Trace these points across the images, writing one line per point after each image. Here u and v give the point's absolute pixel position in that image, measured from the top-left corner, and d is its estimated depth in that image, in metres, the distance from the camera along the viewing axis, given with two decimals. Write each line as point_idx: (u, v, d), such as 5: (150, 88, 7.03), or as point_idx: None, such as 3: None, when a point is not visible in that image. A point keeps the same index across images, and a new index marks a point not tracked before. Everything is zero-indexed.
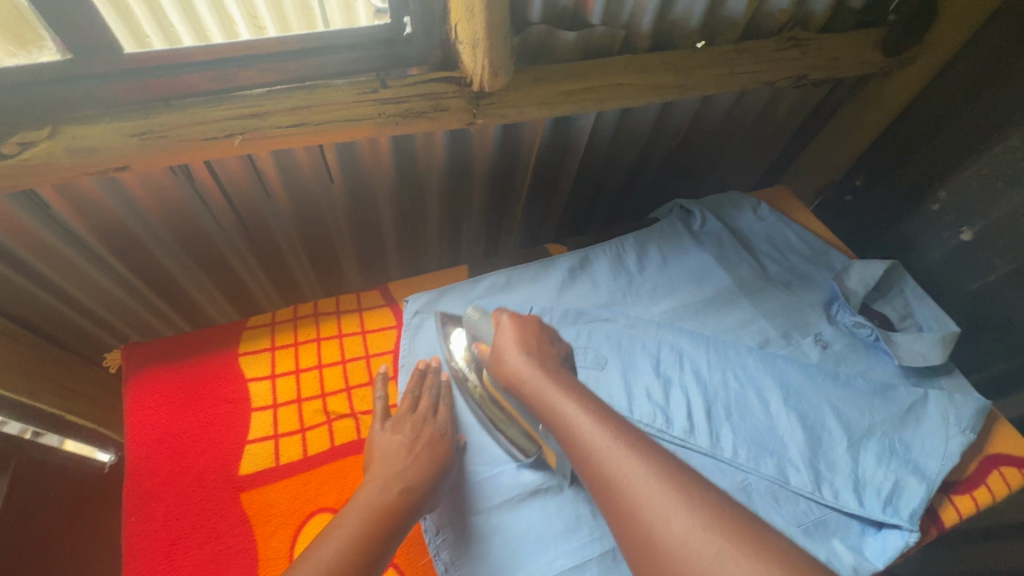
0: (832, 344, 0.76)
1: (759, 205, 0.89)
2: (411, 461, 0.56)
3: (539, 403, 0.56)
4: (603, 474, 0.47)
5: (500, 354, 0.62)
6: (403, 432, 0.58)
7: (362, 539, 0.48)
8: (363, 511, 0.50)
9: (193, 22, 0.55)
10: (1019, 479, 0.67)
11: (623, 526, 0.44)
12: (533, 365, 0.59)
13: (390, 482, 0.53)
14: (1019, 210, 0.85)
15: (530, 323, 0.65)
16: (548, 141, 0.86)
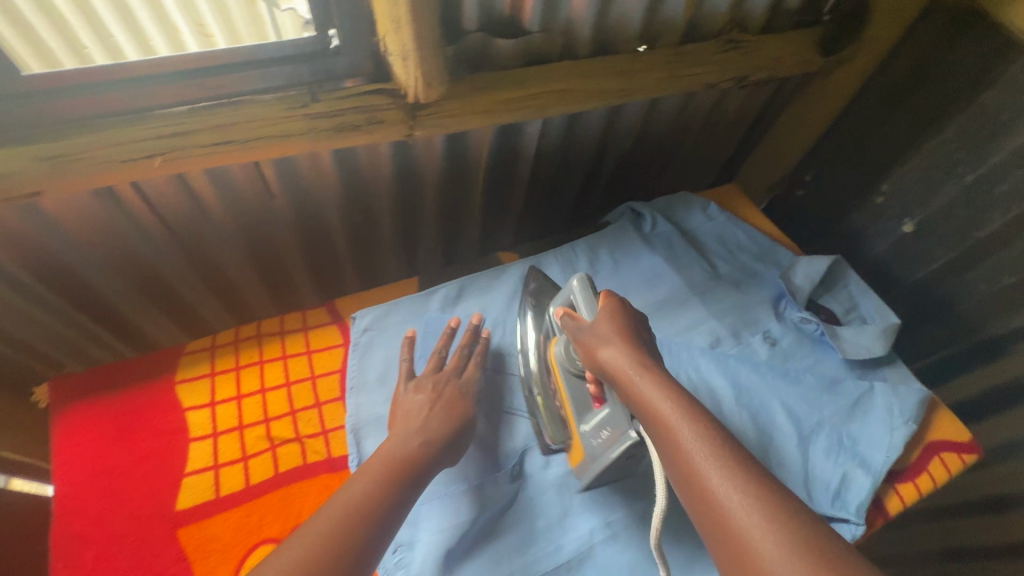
0: (780, 341, 0.77)
1: (708, 205, 0.90)
2: (431, 419, 0.57)
3: (635, 397, 0.50)
4: (710, 493, 0.42)
5: (595, 338, 0.55)
6: (425, 392, 0.60)
7: (376, 491, 0.49)
8: (381, 461, 0.52)
9: (135, 32, 0.53)
10: (959, 464, 0.70)
11: (728, 553, 0.40)
12: (637, 357, 0.52)
13: (410, 433, 0.55)
14: (955, 201, 0.88)
15: (630, 309, 0.58)
16: (498, 149, 0.85)
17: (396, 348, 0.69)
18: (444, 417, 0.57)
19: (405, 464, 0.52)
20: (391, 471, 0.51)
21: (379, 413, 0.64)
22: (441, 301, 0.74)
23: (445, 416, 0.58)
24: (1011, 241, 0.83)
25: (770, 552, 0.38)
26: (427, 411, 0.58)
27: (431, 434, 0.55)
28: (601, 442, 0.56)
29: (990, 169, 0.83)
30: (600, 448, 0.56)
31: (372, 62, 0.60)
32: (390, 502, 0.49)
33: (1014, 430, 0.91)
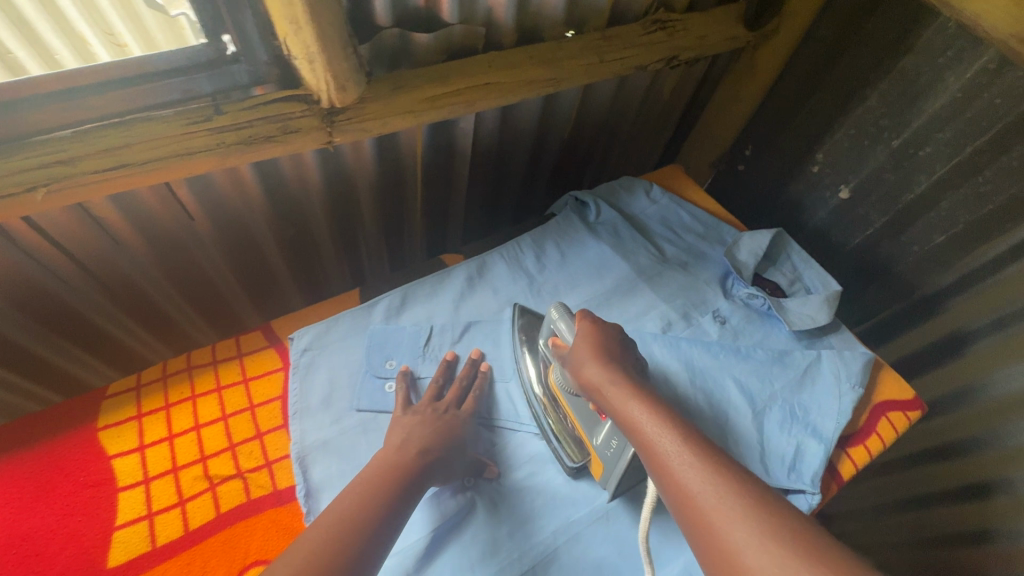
0: (730, 318, 0.78)
1: (651, 187, 0.89)
2: (429, 432, 0.58)
3: (615, 412, 0.51)
4: (688, 493, 0.42)
5: (575, 360, 0.57)
6: (422, 412, 0.60)
7: (372, 499, 0.49)
8: (378, 466, 0.53)
9: (37, 47, 0.48)
10: (904, 422, 0.72)
11: (708, 550, 0.39)
12: (615, 372, 0.54)
13: (408, 445, 0.55)
14: (885, 165, 0.91)
15: (610, 328, 0.60)
16: (432, 147, 0.82)
17: (340, 366, 0.66)
18: (436, 425, 0.59)
19: (404, 466, 0.53)
20: (391, 475, 0.52)
21: (325, 437, 0.61)
22: (384, 312, 0.71)
23: (440, 425, 0.59)
24: (938, 200, 0.86)
25: (747, 543, 0.37)
26: (418, 424, 0.59)
27: (421, 441, 0.56)
28: (615, 452, 0.57)
29: (914, 132, 0.85)
30: (615, 458, 0.57)
31: (277, 69, 0.56)
32: (389, 507, 0.49)
33: (955, 381, 0.94)
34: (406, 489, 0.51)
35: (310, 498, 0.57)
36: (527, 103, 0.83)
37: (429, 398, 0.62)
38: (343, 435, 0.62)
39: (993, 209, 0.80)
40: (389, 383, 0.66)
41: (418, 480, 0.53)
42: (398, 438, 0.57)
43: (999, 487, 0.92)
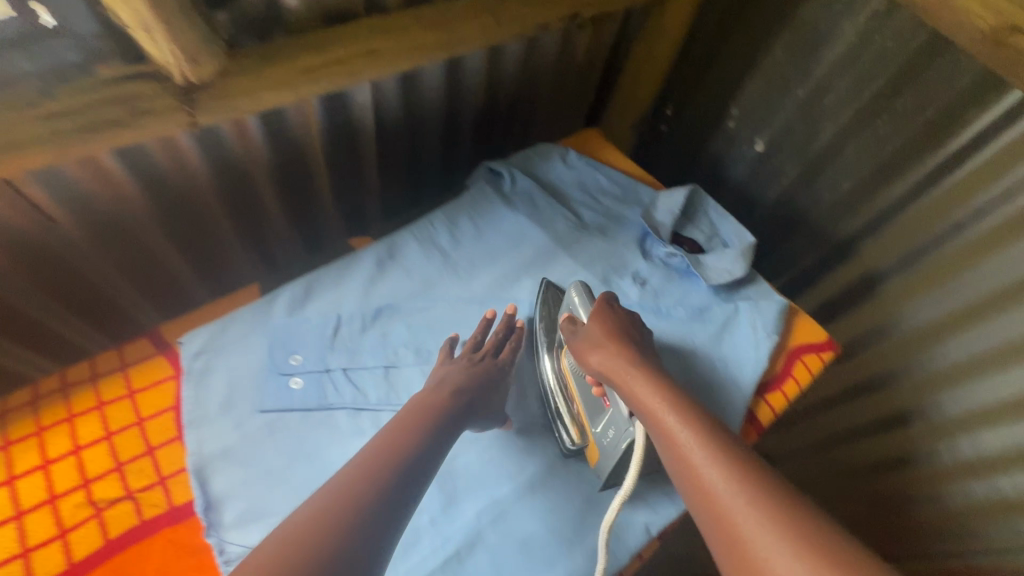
0: (649, 280, 0.78)
1: (566, 152, 0.87)
2: (467, 377, 0.59)
3: (631, 398, 0.53)
4: (702, 481, 0.43)
5: (589, 345, 0.59)
6: (459, 360, 0.61)
7: (389, 446, 0.49)
8: (403, 418, 0.53)
9: None
10: (818, 364, 0.74)
11: (720, 539, 0.41)
12: (629, 358, 0.56)
13: (441, 388, 0.57)
14: (794, 116, 0.92)
15: (625, 315, 0.62)
16: (332, 127, 0.77)
17: (239, 367, 0.62)
18: (469, 368, 0.60)
19: (433, 411, 0.54)
20: (421, 419, 0.53)
21: (225, 445, 0.57)
22: (286, 305, 0.66)
23: (478, 369, 0.60)
24: (843, 147, 0.88)
25: (756, 531, 0.39)
26: (449, 370, 0.60)
27: (455, 385, 0.57)
28: (611, 441, 0.57)
29: (816, 81, 0.86)
30: (610, 448, 0.57)
31: (113, 41, 0.50)
32: (419, 449, 0.50)
33: (869, 320, 0.95)
34: (441, 430, 0.53)
35: (210, 510, 0.53)
36: (428, 72, 0.79)
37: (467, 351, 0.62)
38: (246, 440, 0.58)
39: (892, 151, 0.82)
40: (295, 379, 0.62)
41: (453, 420, 0.55)
42: (429, 386, 0.58)
43: (914, 415, 0.91)
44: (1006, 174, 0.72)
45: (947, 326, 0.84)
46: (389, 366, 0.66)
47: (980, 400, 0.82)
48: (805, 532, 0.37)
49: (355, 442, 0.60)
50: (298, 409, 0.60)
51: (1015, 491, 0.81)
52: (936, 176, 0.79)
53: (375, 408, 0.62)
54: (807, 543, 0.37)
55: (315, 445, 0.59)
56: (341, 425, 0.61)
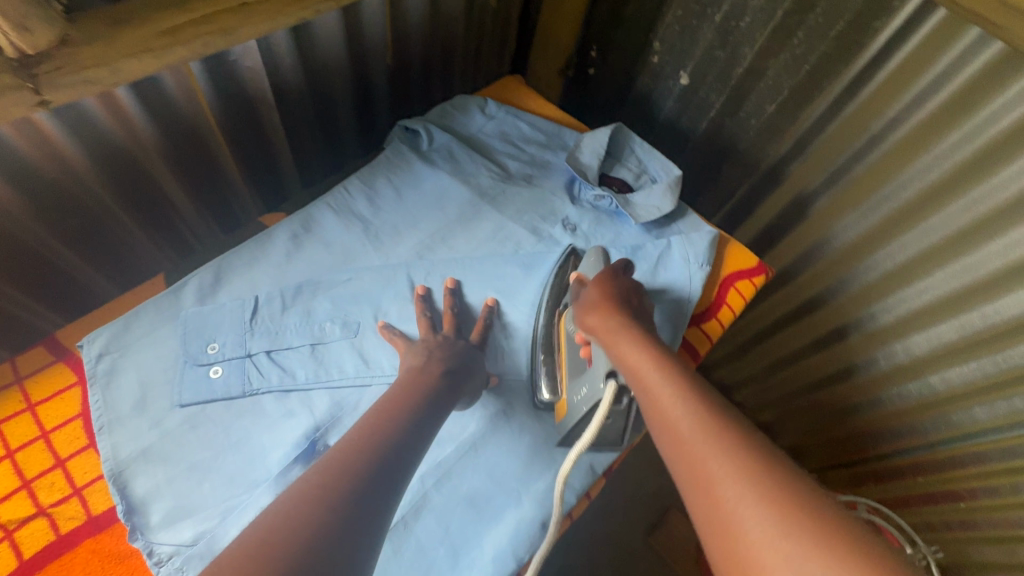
0: (580, 224, 0.76)
1: (485, 103, 0.84)
2: (438, 351, 0.58)
3: (614, 355, 0.51)
4: (680, 436, 0.41)
5: (583, 306, 0.58)
6: (442, 332, 0.61)
7: (379, 424, 0.46)
8: (395, 395, 0.50)
9: None
10: (751, 289, 0.75)
11: (696, 499, 0.38)
12: (619, 320, 0.53)
13: (433, 360, 0.56)
14: (714, 43, 0.90)
15: (624, 280, 0.60)
16: (222, 95, 0.70)
17: (149, 363, 0.58)
18: (452, 349, 0.59)
19: (422, 385, 0.52)
20: (409, 394, 0.50)
21: (143, 445, 0.54)
22: (195, 293, 0.62)
23: (456, 348, 0.60)
24: (763, 70, 0.87)
25: (733, 492, 0.36)
26: (437, 346, 0.59)
27: (439, 364, 0.56)
28: (579, 400, 0.56)
29: (731, 3, 0.85)
30: (578, 406, 0.56)
31: None
32: (410, 425, 0.47)
33: (804, 241, 0.96)
34: (431, 405, 0.50)
35: (131, 513, 0.51)
36: (322, 24, 0.73)
37: (428, 330, 0.61)
38: (165, 439, 0.55)
39: (810, 69, 0.82)
40: (214, 368, 0.58)
41: (444, 395, 0.52)
42: (416, 361, 0.56)
43: (852, 328, 0.94)
44: (917, 80, 0.73)
45: (875, 238, 0.86)
46: (316, 343, 0.62)
47: (909, 305, 0.84)
48: (779, 495, 0.35)
49: (284, 424, 0.57)
50: (220, 398, 0.57)
51: (944, 385, 0.85)
52: (853, 90, 0.79)
53: (304, 388, 0.59)
54: (783, 506, 0.34)
55: (241, 433, 0.56)
56: (269, 410, 0.58)
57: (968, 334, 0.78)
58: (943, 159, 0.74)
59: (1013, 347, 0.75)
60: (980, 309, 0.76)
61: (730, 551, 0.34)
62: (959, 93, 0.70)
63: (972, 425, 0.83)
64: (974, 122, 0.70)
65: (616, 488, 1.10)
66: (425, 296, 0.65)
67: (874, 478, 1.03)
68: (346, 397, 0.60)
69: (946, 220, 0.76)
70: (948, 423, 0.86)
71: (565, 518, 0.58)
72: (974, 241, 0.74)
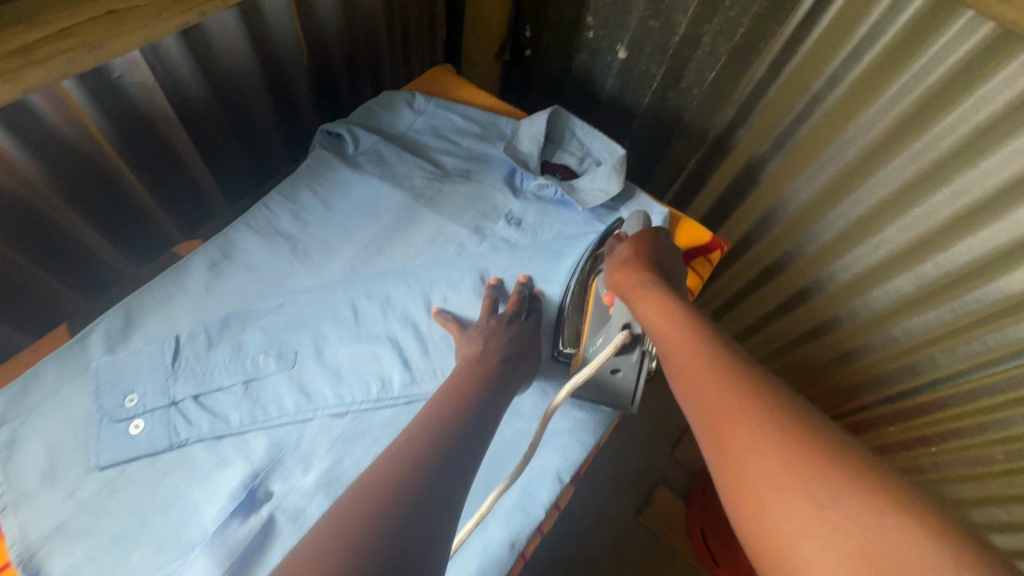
0: (525, 217, 0.72)
1: (413, 97, 0.78)
2: (506, 334, 0.57)
3: (639, 310, 0.50)
4: (707, 380, 0.40)
5: (615, 259, 0.58)
6: (494, 317, 0.59)
7: (445, 406, 0.46)
8: (464, 370, 0.51)
9: None
10: (708, 267, 0.72)
11: (711, 437, 0.37)
12: (648, 276, 0.53)
13: (495, 346, 0.55)
14: (646, 13, 0.87)
15: (659, 244, 0.58)
16: (114, 115, 0.63)
17: (56, 428, 0.51)
18: (508, 334, 0.57)
19: (488, 368, 0.52)
20: (473, 373, 0.51)
21: (57, 521, 0.48)
22: (104, 341, 0.56)
23: (513, 331, 0.58)
24: (700, 36, 0.84)
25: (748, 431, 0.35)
26: (491, 331, 0.57)
27: (499, 352, 0.54)
28: (595, 349, 0.57)
29: None
30: (594, 355, 0.56)
31: None
32: (483, 401, 0.48)
33: (760, 207, 0.94)
34: (491, 385, 0.50)
35: None
36: (218, 27, 0.66)
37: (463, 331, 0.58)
38: (84, 508, 0.49)
39: (745, 31, 0.79)
40: (134, 423, 0.52)
41: (504, 380, 0.52)
42: (472, 350, 0.55)
43: (814, 289, 0.93)
44: (852, 32, 0.70)
45: (827, 197, 0.84)
46: (249, 380, 0.57)
47: (868, 261, 0.83)
48: (805, 448, 0.33)
49: (217, 477, 0.52)
50: (144, 455, 0.52)
51: (906, 336, 0.84)
52: (790, 48, 0.77)
53: (239, 432, 0.54)
54: (799, 448, 0.33)
55: (172, 490, 0.51)
56: (199, 462, 0.53)
57: (925, 283, 0.78)
58: (885, 111, 0.72)
59: (969, 292, 0.74)
60: (934, 258, 0.75)
61: (739, 485, 0.34)
62: (894, 42, 0.68)
63: (938, 371, 0.83)
64: (912, 71, 0.68)
65: (600, 476, 1.08)
66: (444, 314, 0.61)
67: (855, 432, 1.03)
68: (286, 436, 0.55)
69: (895, 172, 0.75)
70: (914, 370, 0.86)
71: (535, 534, 0.54)
72: (923, 191, 0.73)
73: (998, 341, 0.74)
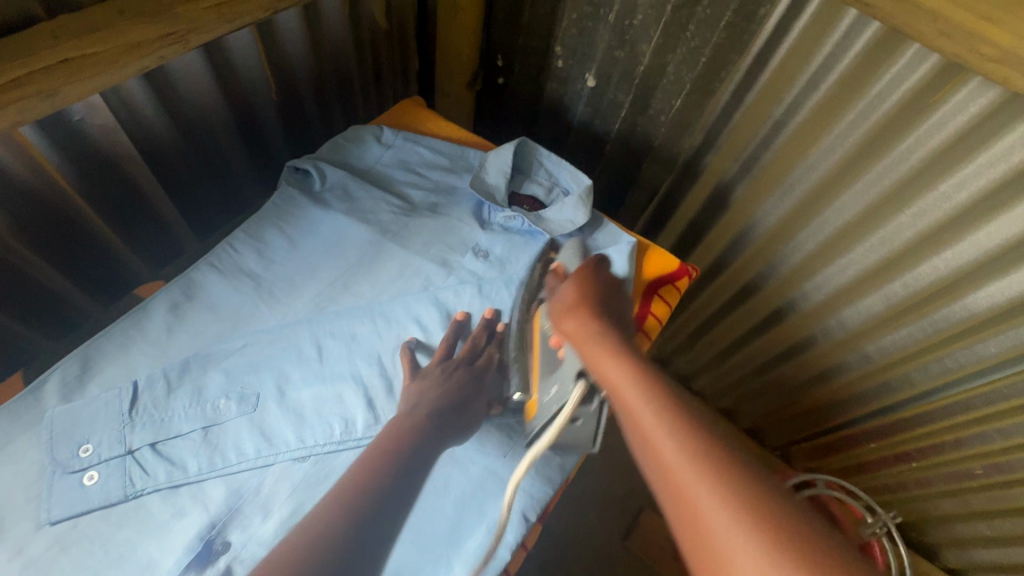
0: (492, 250, 0.73)
1: (381, 131, 0.79)
2: (441, 388, 0.56)
3: (586, 357, 0.48)
4: (659, 448, 0.38)
5: (559, 298, 0.55)
6: (433, 371, 0.58)
7: (369, 472, 0.45)
8: (392, 433, 0.50)
9: None
10: (676, 294, 0.73)
11: (670, 505, 0.37)
12: (596, 318, 0.51)
13: (423, 405, 0.54)
14: (611, 43, 0.88)
15: (601, 278, 0.56)
16: (73, 158, 0.62)
17: (6, 482, 0.50)
18: (445, 387, 0.57)
19: (417, 427, 0.51)
20: (401, 435, 0.50)
21: None
22: (60, 388, 0.55)
23: (451, 382, 0.57)
24: (664, 66, 0.85)
25: (720, 524, 0.33)
26: (426, 386, 0.56)
27: (429, 408, 0.54)
28: (551, 399, 0.51)
29: (621, 2, 0.83)
30: (549, 407, 0.51)
31: None
32: (406, 464, 0.47)
33: (730, 231, 0.95)
34: (417, 449, 0.49)
35: None
36: (183, 68, 0.66)
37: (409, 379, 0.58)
38: (32, 566, 0.48)
39: (707, 61, 0.80)
40: (88, 474, 0.51)
41: (434, 438, 0.51)
42: (404, 409, 0.54)
43: (788, 309, 0.93)
44: (808, 62, 0.71)
45: (794, 220, 0.85)
46: (209, 426, 0.56)
47: (838, 281, 0.84)
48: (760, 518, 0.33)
49: (173, 529, 0.51)
50: (97, 508, 0.50)
51: (880, 353, 0.85)
52: (751, 77, 0.77)
53: (196, 480, 0.53)
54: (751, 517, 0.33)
55: (125, 544, 0.50)
56: (155, 512, 0.52)
57: (895, 302, 0.79)
58: (844, 137, 0.74)
59: (937, 310, 0.75)
60: (902, 277, 0.76)
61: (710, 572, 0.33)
62: (849, 71, 0.69)
63: (911, 388, 0.84)
64: (867, 98, 0.69)
65: (584, 501, 1.06)
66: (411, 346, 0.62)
67: (834, 450, 1.03)
68: (245, 482, 0.54)
69: (858, 195, 0.76)
70: (889, 388, 0.87)
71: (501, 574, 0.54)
72: (887, 212, 0.74)
73: (969, 358, 0.76)
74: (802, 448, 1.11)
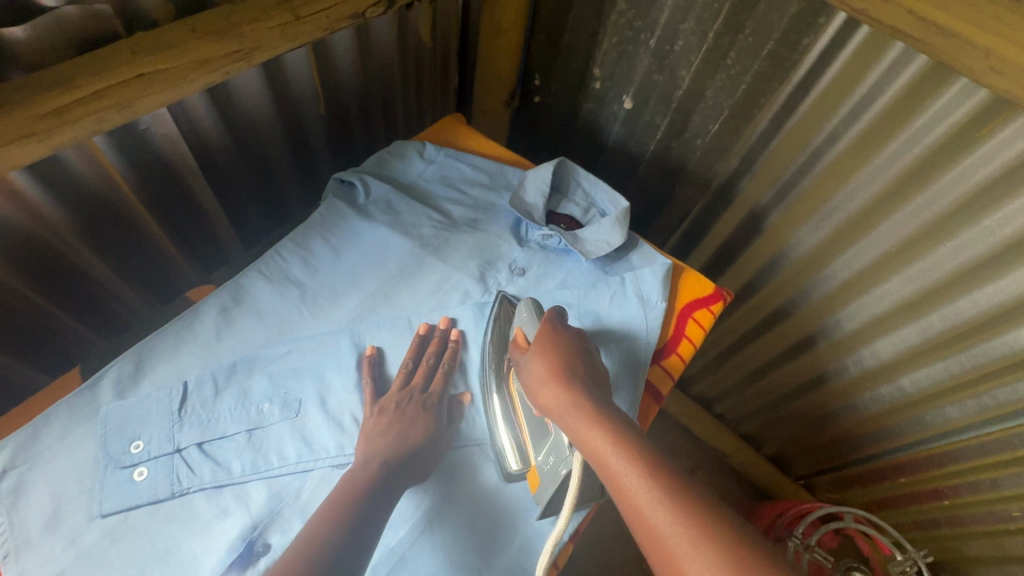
0: (529, 267, 0.74)
1: (423, 147, 0.81)
2: (389, 437, 0.56)
3: (564, 418, 0.51)
4: (641, 504, 0.42)
5: (531, 355, 0.57)
6: (384, 413, 0.58)
7: (336, 523, 0.46)
8: (346, 487, 0.50)
9: None
10: (710, 318, 0.72)
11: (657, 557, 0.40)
12: (572, 374, 0.53)
13: (370, 458, 0.54)
14: (651, 67, 0.90)
15: (569, 331, 0.59)
16: (137, 165, 0.66)
17: (63, 473, 0.52)
18: (395, 433, 0.56)
19: (371, 481, 0.51)
20: (360, 489, 0.50)
21: (58, 568, 0.49)
22: (115, 385, 0.57)
23: (400, 423, 0.57)
24: (703, 91, 0.86)
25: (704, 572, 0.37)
26: (387, 430, 0.57)
27: (380, 457, 0.54)
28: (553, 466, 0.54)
29: (663, 28, 0.84)
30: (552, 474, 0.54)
31: None
32: (363, 521, 0.48)
33: (762, 257, 0.94)
34: (369, 505, 0.49)
35: None
36: (241, 85, 0.69)
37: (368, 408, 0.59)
38: (83, 556, 0.49)
39: (747, 88, 0.81)
40: (138, 469, 0.53)
41: (384, 492, 0.51)
42: (359, 459, 0.54)
43: (819, 336, 0.92)
44: (850, 93, 0.71)
45: (830, 247, 0.84)
46: (253, 429, 0.58)
47: (873, 310, 0.83)
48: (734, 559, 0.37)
49: (216, 528, 0.53)
50: (147, 503, 0.52)
51: (915, 387, 0.83)
52: (791, 106, 0.78)
53: (240, 481, 0.55)
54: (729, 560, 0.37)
55: (170, 541, 0.51)
56: (200, 510, 0.53)
57: (932, 335, 0.77)
58: (885, 168, 0.73)
59: (976, 345, 0.74)
60: (940, 311, 0.75)
61: None
62: (893, 104, 0.69)
63: (946, 423, 0.82)
64: (910, 130, 0.69)
65: (605, 520, 1.05)
66: (374, 359, 0.63)
67: (861, 483, 1.01)
68: (287, 485, 0.56)
69: (897, 226, 0.75)
70: (922, 422, 0.85)
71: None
72: (926, 245, 0.73)
73: (1009, 396, 0.74)
74: (827, 478, 1.08)
